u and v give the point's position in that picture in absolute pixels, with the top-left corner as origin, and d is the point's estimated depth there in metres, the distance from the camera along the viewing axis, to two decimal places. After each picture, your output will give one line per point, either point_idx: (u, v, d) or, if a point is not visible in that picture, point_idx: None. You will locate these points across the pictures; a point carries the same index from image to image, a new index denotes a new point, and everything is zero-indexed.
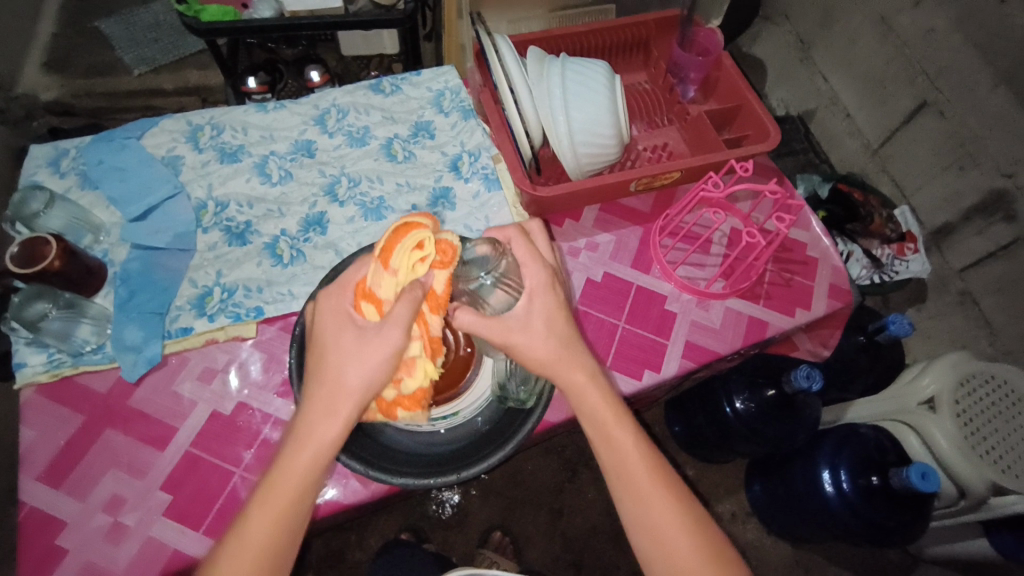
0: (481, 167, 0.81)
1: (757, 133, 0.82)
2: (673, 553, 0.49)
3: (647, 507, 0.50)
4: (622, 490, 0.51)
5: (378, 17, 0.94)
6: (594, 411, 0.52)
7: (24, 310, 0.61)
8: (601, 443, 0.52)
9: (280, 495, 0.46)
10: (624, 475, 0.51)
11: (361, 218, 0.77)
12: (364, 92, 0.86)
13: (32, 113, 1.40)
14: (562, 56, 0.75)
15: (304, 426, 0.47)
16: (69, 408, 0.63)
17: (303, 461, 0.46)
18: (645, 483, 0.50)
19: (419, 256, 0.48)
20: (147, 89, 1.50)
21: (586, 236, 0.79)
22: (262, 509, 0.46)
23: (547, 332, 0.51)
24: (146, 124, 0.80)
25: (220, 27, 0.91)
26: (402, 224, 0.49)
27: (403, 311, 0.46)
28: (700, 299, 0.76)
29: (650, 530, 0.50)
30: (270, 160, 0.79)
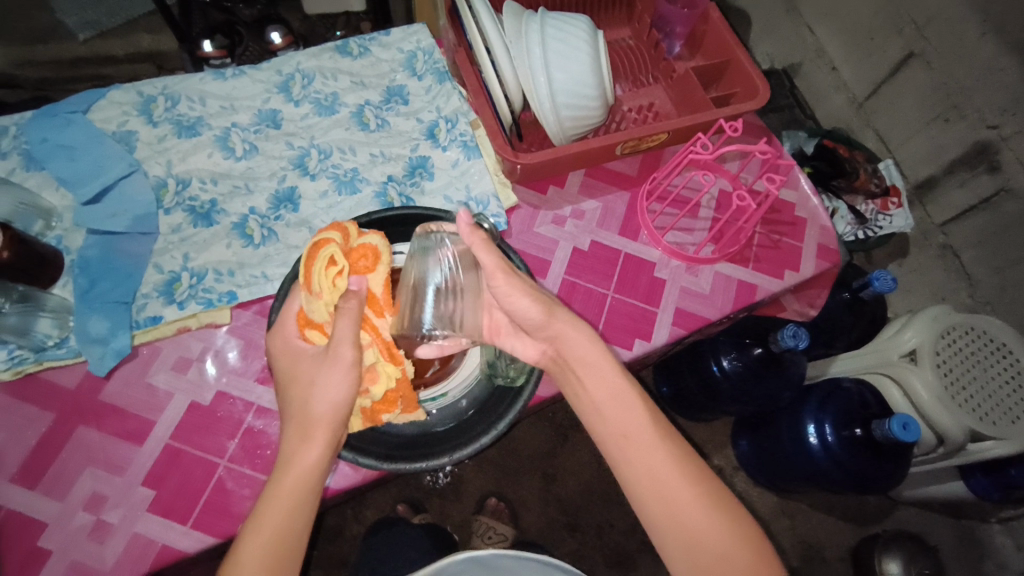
0: (459, 134, 0.77)
1: (745, 90, 0.78)
2: (681, 509, 0.47)
3: (648, 459, 0.48)
4: (622, 447, 0.49)
5: None
6: (588, 360, 0.51)
7: None
8: (598, 392, 0.51)
9: (270, 518, 0.45)
10: (623, 431, 0.49)
11: (334, 193, 0.73)
12: (330, 54, 0.80)
13: None
14: (541, 11, 0.69)
15: (284, 454, 0.47)
16: (38, 407, 0.60)
17: (287, 486, 0.46)
18: (646, 434, 0.49)
19: (334, 259, 0.49)
20: (97, 56, 1.40)
21: (571, 203, 0.76)
22: (251, 540, 0.44)
23: (538, 307, 0.51)
24: (92, 97, 0.73)
25: None
26: (310, 248, 0.50)
27: (346, 326, 0.48)
28: (688, 265, 0.74)
29: (656, 486, 0.48)
30: (232, 132, 0.74)
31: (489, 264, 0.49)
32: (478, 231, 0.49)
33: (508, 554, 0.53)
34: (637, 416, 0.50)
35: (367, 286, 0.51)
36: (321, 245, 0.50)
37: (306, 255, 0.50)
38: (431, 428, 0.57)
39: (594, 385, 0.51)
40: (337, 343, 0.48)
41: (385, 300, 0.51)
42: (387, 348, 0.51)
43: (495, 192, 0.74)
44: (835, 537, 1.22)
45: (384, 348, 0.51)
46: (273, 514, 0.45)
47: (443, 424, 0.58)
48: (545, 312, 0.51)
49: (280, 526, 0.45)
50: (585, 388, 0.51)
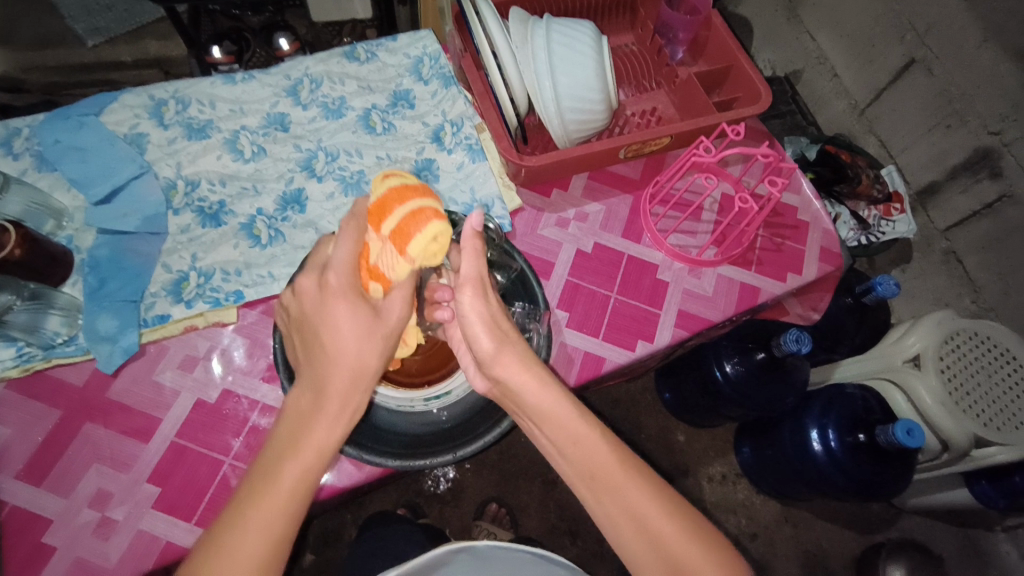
0: (465, 137, 0.78)
1: (747, 94, 0.79)
2: (663, 545, 0.45)
3: (623, 498, 0.46)
4: (591, 488, 0.47)
5: None
6: (541, 404, 0.49)
7: None
8: (564, 440, 0.48)
9: (304, 461, 0.42)
10: (591, 474, 0.47)
11: (341, 194, 0.73)
12: (338, 60, 0.82)
13: None
14: (545, 16, 0.70)
15: (327, 405, 0.45)
16: (45, 404, 0.60)
17: (333, 432, 0.44)
18: (616, 476, 0.47)
19: (428, 233, 0.46)
20: (104, 61, 1.46)
21: (575, 206, 0.77)
22: (292, 474, 0.42)
23: (500, 357, 0.50)
24: (105, 100, 0.75)
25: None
26: (411, 210, 0.47)
27: (406, 295, 0.49)
28: (691, 267, 0.75)
29: (633, 524, 0.46)
30: (240, 135, 0.75)
31: (470, 276, 0.50)
32: (476, 242, 0.49)
33: (502, 545, 0.51)
34: (606, 452, 0.48)
35: None
36: (424, 211, 0.47)
37: (405, 214, 0.47)
38: (438, 426, 0.58)
39: (556, 434, 0.49)
40: (392, 308, 0.49)
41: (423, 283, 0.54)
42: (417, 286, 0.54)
43: (499, 194, 0.75)
44: (839, 545, 1.21)
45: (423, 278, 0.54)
46: (314, 449, 0.43)
47: (446, 421, 0.58)
48: (503, 362, 0.50)
49: (319, 461, 0.43)
50: (546, 432, 0.49)
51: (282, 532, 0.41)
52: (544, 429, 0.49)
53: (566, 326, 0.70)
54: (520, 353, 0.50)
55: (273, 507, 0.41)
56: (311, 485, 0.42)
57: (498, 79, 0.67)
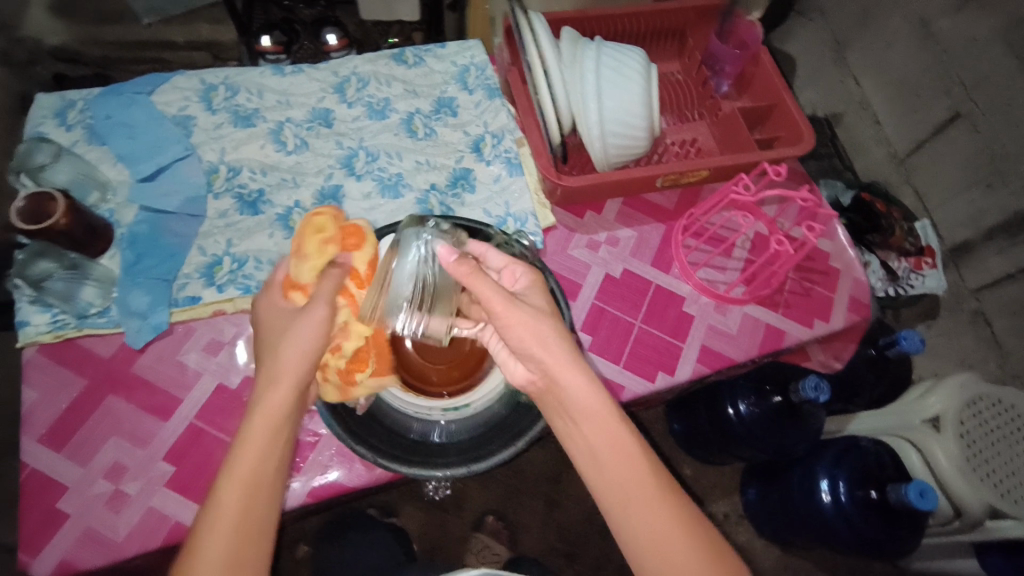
0: (504, 150, 0.78)
1: (789, 134, 0.79)
2: (680, 568, 0.46)
3: (645, 519, 0.47)
4: (620, 502, 0.48)
5: None
6: (590, 405, 0.49)
7: (29, 270, 0.60)
8: (607, 448, 0.48)
9: (258, 433, 0.46)
10: (625, 491, 0.48)
11: (377, 195, 0.74)
12: (386, 61, 0.83)
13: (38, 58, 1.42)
14: (597, 39, 0.70)
15: (269, 379, 0.48)
16: (73, 371, 0.61)
17: (277, 403, 0.47)
18: (649, 492, 0.48)
19: (320, 227, 0.54)
20: (158, 41, 1.54)
21: (607, 230, 0.77)
22: (246, 451, 0.46)
23: (551, 353, 0.49)
24: (157, 80, 0.76)
25: None
26: (306, 224, 0.54)
27: (328, 284, 0.49)
28: (718, 303, 0.74)
29: (652, 543, 0.47)
30: (285, 127, 0.76)
31: (490, 297, 0.49)
32: (465, 267, 0.49)
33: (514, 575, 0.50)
34: (639, 471, 0.48)
35: (352, 261, 0.53)
36: (314, 218, 0.54)
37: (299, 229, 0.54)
38: (452, 437, 0.58)
39: (600, 441, 0.49)
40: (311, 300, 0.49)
41: (365, 275, 0.53)
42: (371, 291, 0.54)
43: (534, 210, 0.75)
44: None
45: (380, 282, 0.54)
46: (265, 423, 0.47)
47: (461, 432, 0.58)
48: (552, 359, 0.49)
49: (272, 429, 0.47)
50: (583, 436, 0.49)
51: (251, 524, 0.45)
52: (589, 434, 0.49)
53: (588, 349, 0.69)
54: (569, 350, 0.50)
55: (237, 508, 0.44)
56: (267, 459, 0.46)
57: (547, 99, 0.66)
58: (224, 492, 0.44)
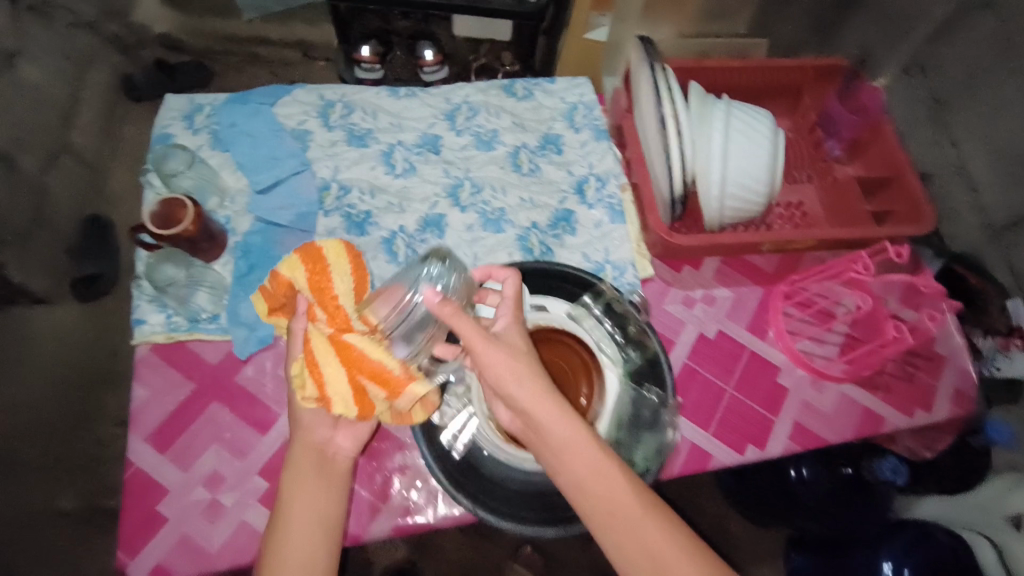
0: (607, 195, 0.78)
1: (907, 211, 0.75)
2: None
3: (643, 540, 0.46)
4: (609, 525, 0.46)
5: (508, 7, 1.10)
6: (562, 431, 0.48)
7: (155, 273, 0.65)
8: (586, 474, 0.47)
9: (301, 479, 0.52)
10: (612, 511, 0.46)
11: (479, 228, 0.74)
12: (497, 92, 0.84)
13: (144, 42, 1.51)
14: (724, 98, 0.68)
15: (300, 430, 0.54)
16: (181, 374, 0.63)
17: (312, 449, 0.53)
18: (633, 510, 0.46)
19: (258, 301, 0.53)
20: (255, 36, 1.61)
21: (704, 288, 0.76)
22: (290, 496, 0.51)
23: (521, 383, 0.49)
24: (280, 93, 0.79)
25: None
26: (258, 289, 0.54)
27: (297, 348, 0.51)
28: (813, 378, 0.72)
29: (648, 560, 0.45)
30: (396, 149, 0.78)
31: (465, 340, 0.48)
32: (446, 308, 0.47)
33: None
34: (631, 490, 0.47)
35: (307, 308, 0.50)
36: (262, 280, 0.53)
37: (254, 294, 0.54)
38: (549, 490, 0.57)
39: (576, 465, 0.48)
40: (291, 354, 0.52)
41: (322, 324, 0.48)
42: (339, 325, 0.48)
43: (634, 261, 0.74)
44: None
45: (329, 312, 0.48)
46: (301, 469, 0.52)
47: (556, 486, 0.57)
48: (526, 393, 0.48)
49: (307, 473, 0.52)
50: (567, 466, 0.48)
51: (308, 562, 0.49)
52: (565, 462, 0.48)
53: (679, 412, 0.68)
54: (540, 380, 0.49)
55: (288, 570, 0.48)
56: (309, 500, 0.51)
57: (671, 152, 0.64)
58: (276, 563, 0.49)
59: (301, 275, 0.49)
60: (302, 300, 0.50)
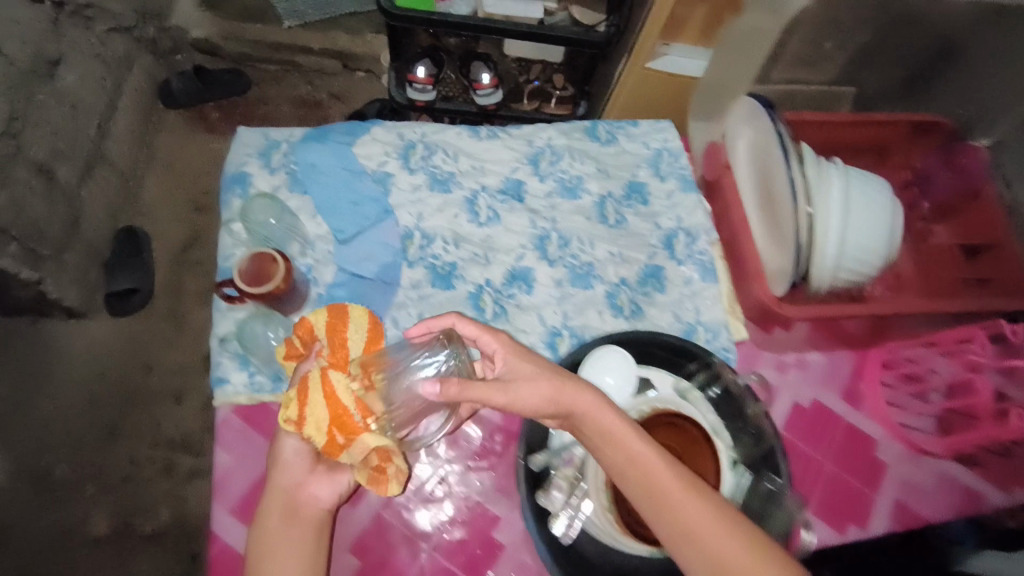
0: (698, 251, 0.75)
1: (1005, 283, 0.71)
2: (726, 561, 0.45)
3: (674, 508, 0.47)
4: (650, 503, 0.48)
5: (574, 35, 1.05)
6: (601, 420, 0.50)
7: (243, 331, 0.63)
8: (622, 460, 0.49)
9: (274, 509, 0.52)
10: (653, 486, 0.48)
11: (568, 283, 0.72)
12: (580, 136, 0.81)
13: (179, 47, 1.46)
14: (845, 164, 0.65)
15: (274, 460, 0.54)
16: (265, 439, 0.60)
17: (287, 478, 0.54)
18: (672, 489, 0.47)
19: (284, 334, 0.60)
20: (295, 44, 1.49)
21: (796, 352, 0.73)
22: (273, 521, 0.52)
23: (539, 379, 0.50)
24: (358, 131, 0.75)
25: (412, 15, 1.03)
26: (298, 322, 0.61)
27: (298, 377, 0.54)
28: (909, 453, 0.70)
29: (695, 535, 0.46)
30: (479, 196, 0.74)
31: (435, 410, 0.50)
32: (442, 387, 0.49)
33: None
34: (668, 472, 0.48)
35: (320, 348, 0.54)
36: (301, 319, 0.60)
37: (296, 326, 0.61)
38: None
39: (613, 454, 0.49)
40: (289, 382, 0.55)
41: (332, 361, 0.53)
42: (338, 363, 0.54)
43: (727, 323, 0.72)
44: None
45: (331, 348, 0.54)
46: (282, 500, 0.53)
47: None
48: (538, 392, 0.49)
49: (287, 503, 0.52)
50: (602, 453, 0.50)
51: None
52: (605, 451, 0.50)
53: None
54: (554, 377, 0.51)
55: None
56: (290, 525, 0.52)
57: (806, 225, 0.61)
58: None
59: (321, 318, 0.56)
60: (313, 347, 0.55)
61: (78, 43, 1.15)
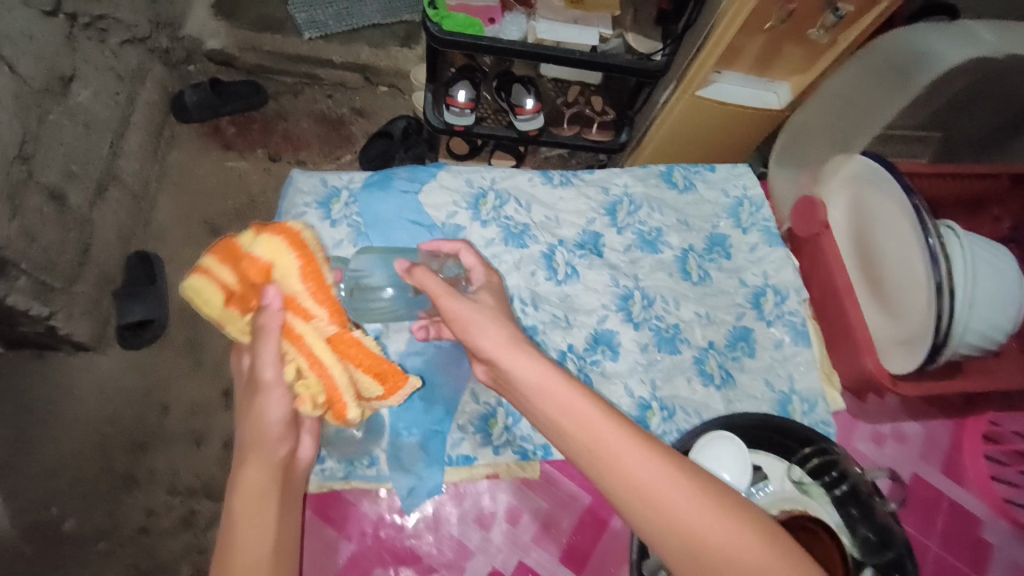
0: (788, 311, 0.70)
1: None
2: (700, 536, 0.40)
3: (620, 467, 0.43)
4: (591, 461, 0.44)
5: (632, 64, 0.95)
6: (533, 376, 0.47)
7: None
8: (558, 414, 0.46)
9: (246, 502, 0.45)
10: (594, 444, 0.44)
11: (654, 348, 0.66)
12: (656, 182, 0.75)
13: (192, 56, 1.30)
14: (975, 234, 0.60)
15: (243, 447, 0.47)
16: (338, 531, 0.54)
17: (263, 467, 0.47)
18: (619, 443, 0.43)
19: (206, 293, 0.47)
20: (316, 58, 1.31)
21: (892, 421, 0.68)
22: (241, 515, 0.45)
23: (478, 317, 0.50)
24: (425, 178, 0.69)
25: (461, 41, 0.92)
26: (200, 274, 0.47)
27: (270, 346, 0.46)
28: (1018, 532, 0.65)
29: (653, 498, 0.41)
30: (557, 251, 0.69)
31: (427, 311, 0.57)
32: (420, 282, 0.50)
33: None
34: (610, 423, 0.44)
35: (291, 292, 0.47)
36: (218, 268, 0.47)
37: (196, 280, 0.47)
38: None
39: (550, 408, 0.46)
40: (264, 358, 0.46)
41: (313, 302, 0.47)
42: (324, 306, 0.48)
43: (824, 393, 0.67)
44: None
45: (307, 292, 0.47)
46: (252, 488, 0.46)
47: None
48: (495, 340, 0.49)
49: (260, 492, 0.46)
50: (541, 411, 0.47)
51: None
52: (540, 403, 0.47)
53: None
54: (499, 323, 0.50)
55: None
56: (260, 515, 0.45)
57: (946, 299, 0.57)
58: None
59: (291, 261, 0.47)
60: (275, 293, 0.46)
61: (91, 57, 1.00)
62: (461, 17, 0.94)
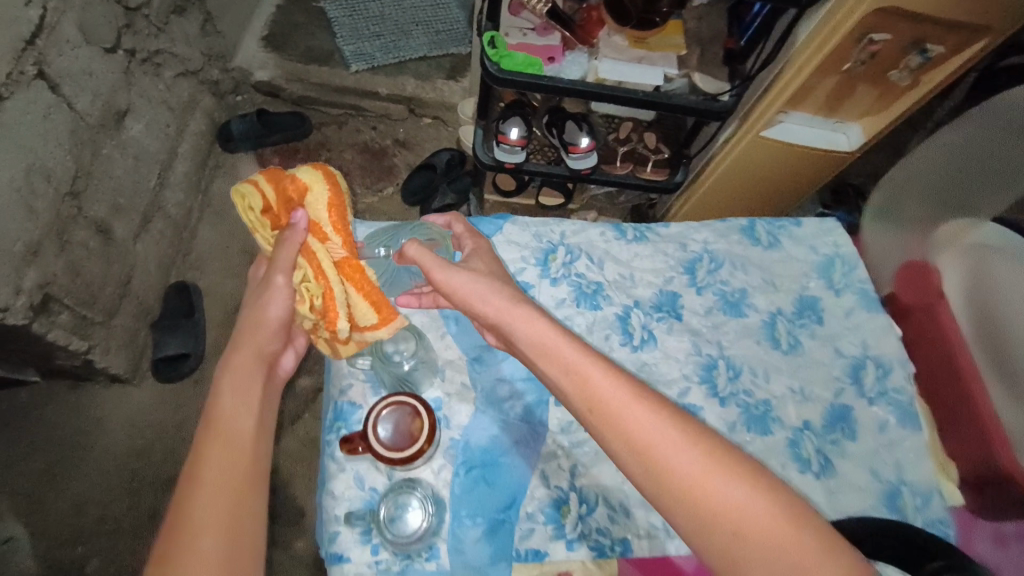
0: (894, 389, 0.62)
1: None
2: (704, 506, 0.37)
3: (620, 425, 0.40)
4: (594, 418, 0.41)
5: (700, 103, 0.85)
6: (531, 338, 0.45)
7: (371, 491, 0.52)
8: (559, 373, 0.43)
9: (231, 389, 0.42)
10: (592, 404, 0.41)
11: (743, 428, 0.59)
12: (738, 238, 0.69)
13: (240, 87, 1.30)
14: None
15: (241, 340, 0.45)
16: None
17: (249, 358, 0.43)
18: (621, 400, 0.41)
19: (249, 199, 0.50)
20: (361, 90, 1.29)
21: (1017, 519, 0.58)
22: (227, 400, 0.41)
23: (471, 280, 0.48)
24: (491, 231, 0.64)
25: (520, 80, 0.85)
26: (251, 181, 0.51)
27: (287, 251, 0.48)
28: None
29: (661, 461, 0.38)
30: (633, 313, 0.63)
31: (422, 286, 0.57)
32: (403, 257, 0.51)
33: None
34: (609, 381, 0.42)
35: (314, 218, 0.50)
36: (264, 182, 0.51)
37: (243, 186, 0.51)
38: None
39: (551, 373, 0.44)
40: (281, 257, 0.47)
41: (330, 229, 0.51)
42: (339, 233, 0.51)
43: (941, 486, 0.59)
44: None
45: (329, 219, 0.51)
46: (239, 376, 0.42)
47: None
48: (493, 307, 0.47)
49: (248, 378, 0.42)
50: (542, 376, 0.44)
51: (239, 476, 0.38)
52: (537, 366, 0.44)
53: None
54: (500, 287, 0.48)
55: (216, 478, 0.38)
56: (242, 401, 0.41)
57: None
58: (190, 481, 0.37)
59: (322, 190, 0.51)
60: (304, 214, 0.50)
61: (146, 90, 1.00)
62: (520, 56, 0.87)
